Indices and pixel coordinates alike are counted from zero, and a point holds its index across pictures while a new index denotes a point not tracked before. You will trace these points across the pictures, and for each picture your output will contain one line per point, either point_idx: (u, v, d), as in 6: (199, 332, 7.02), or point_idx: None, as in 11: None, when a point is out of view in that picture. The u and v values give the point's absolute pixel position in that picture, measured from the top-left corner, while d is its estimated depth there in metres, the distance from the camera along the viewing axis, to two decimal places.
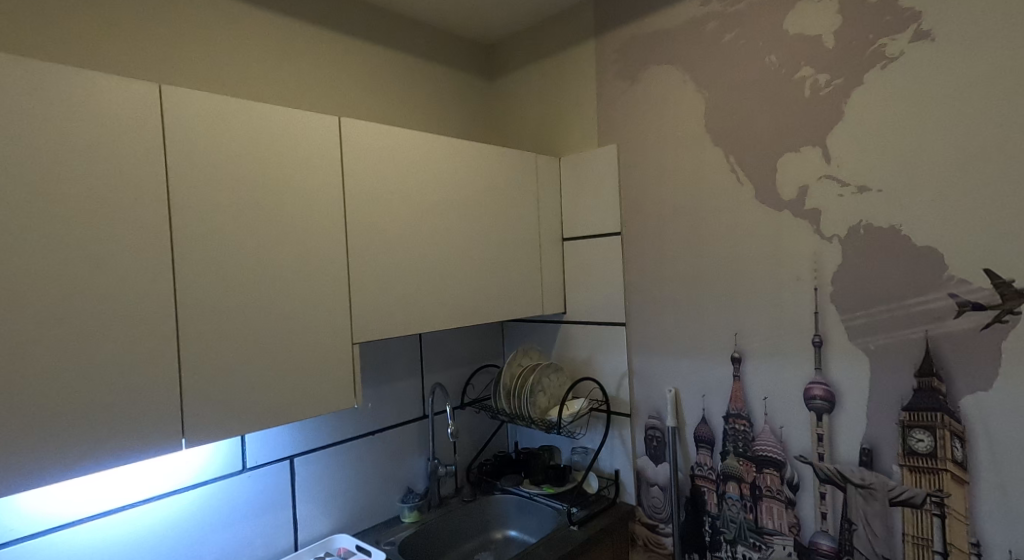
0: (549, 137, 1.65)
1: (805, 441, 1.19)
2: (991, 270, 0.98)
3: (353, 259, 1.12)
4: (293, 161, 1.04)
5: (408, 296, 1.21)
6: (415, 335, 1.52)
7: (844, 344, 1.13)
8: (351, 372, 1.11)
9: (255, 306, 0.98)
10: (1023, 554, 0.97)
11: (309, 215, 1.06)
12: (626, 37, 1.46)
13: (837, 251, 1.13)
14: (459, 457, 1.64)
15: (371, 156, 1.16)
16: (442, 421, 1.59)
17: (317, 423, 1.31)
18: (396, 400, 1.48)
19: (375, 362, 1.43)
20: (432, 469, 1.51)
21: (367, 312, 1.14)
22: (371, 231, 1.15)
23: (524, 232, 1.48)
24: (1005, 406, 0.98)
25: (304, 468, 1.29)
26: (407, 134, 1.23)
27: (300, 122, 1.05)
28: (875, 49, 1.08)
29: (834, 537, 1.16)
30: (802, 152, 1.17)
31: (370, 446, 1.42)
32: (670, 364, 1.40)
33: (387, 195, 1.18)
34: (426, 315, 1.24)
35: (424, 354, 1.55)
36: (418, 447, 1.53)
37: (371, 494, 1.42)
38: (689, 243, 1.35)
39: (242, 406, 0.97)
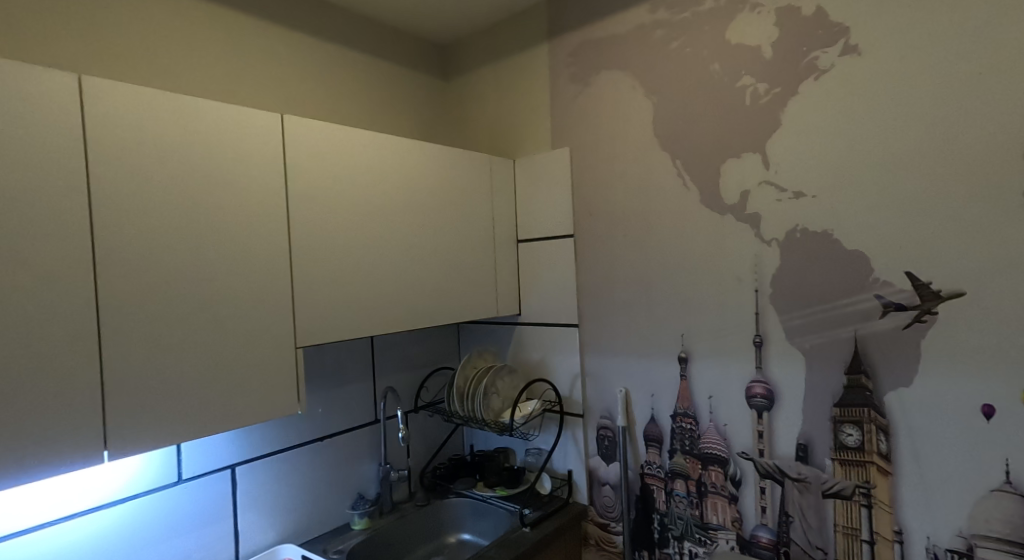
0: (503, 139, 1.65)
1: (747, 438, 1.23)
2: (912, 273, 1.04)
3: (297, 261, 1.10)
4: (235, 159, 1.01)
5: (358, 299, 1.20)
6: (367, 338, 1.50)
7: (782, 343, 1.18)
8: (295, 377, 1.09)
9: (190, 310, 0.95)
10: (939, 539, 1.03)
11: (249, 216, 1.02)
12: (577, 42, 1.47)
13: (776, 253, 1.18)
14: (413, 461, 1.63)
15: (319, 155, 1.14)
16: (394, 425, 1.58)
17: (262, 430, 1.28)
18: (346, 404, 1.45)
19: (324, 366, 1.41)
20: (383, 474, 1.49)
21: (312, 315, 1.12)
22: (316, 231, 1.13)
23: (477, 234, 1.48)
24: (925, 401, 1.04)
25: (248, 477, 1.26)
26: (357, 131, 1.21)
27: (243, 119, 1.03)
28: (809, 61, 1.12)
29: (773, 530, 1.20)
30: (743, 158, 1.21)
31: (317, 453, 1.39)
32: (621, 365, 1.43)
33: (334, 197, 1.16)
34: (375, 318, 1.23)
35: (377, 357, 1.54)
36: (369, 453, 1.51)
37: (319, 502, 1.39)
38: (638, 245, 1.38)
39: (173, 415, 0.93)
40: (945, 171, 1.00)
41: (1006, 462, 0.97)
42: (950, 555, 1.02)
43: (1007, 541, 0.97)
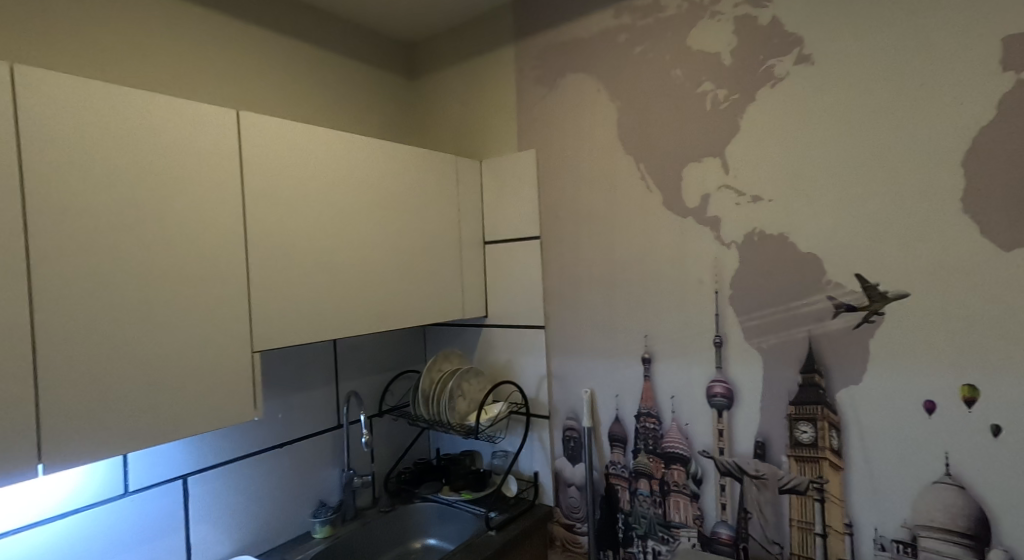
0: (469, 141, 1.65)
1: (707, 437, 1.25)
2: (862, 275, 1.07)
3: (254, 263, 1.07)
4: (188, 157, 0.99)
5: (318, 303, 1.18)
6: (329, 341, 1.48)
7: (740, 343, 1.21)
8: (251, 383, 1.06)
9: (139, 313, 0.92)
10: (886, 530, 1.07)
11: (202, 218, 1.00)
12: (543, 45, 1.48)
13: (735, 255, 1.20)
14: (377, 466, 1.61)
15: (278, 154, 1.12)
16: (358, 430, 1.55)
17: (217, 438, 1.25)
18: (308, 409, 1.43)
19: (285, 370, 1.38)
20: (346, 480, 1.47)
21: (269, 318, 1.09)
22: (274, 232, 1.11)
23: (443, 236, 1.47)
24: (874, 398, 1.07)
25: (200, 487, 1.22)
26: (318, 131, 1.19)
27: (197, 117, 1.00)
28: (765, 69, 1.16)
29: (733, 526, 1.23)
30: (703, 162, 1.23)
31: (275, 460, 1.35)
32: (586, 366, 1.44)
33: (293, 198, 1.14)
34: (336, 322, 1.21)
35: (340, 360, 1.51)
36: (331, 458, 1.48)
37: (277, 511, 1.36)
38: (603, 247, 1.39)
39: (116, 425, 0.89)
40: (893, 176, 1.04)
41: (947, 455, 1.02)
42: (896, 546, 1.06)
43: (948, 531, 1.02)
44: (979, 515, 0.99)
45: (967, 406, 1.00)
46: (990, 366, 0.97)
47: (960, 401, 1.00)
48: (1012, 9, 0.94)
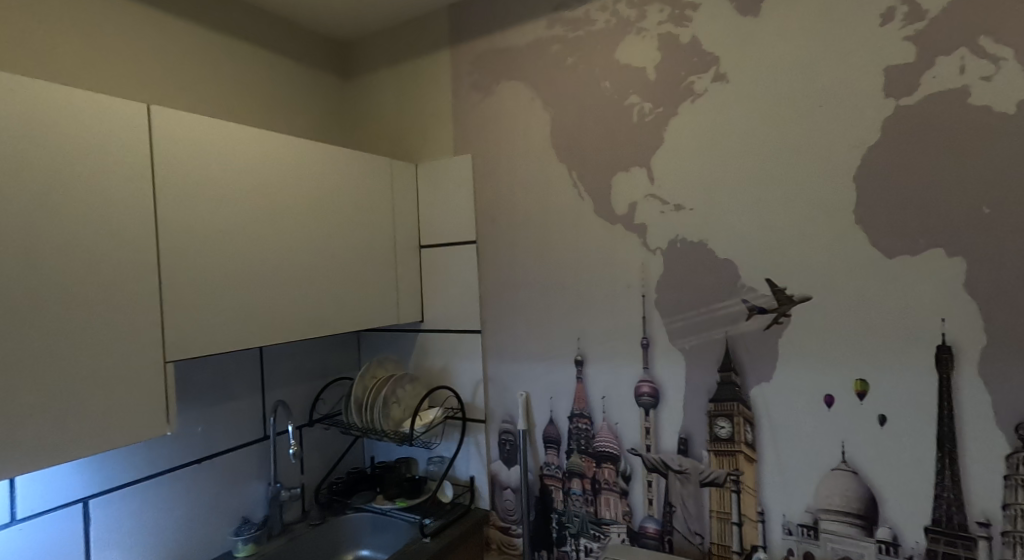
0: (403, 144, 1.64)
1: (635, 435, 1.30)
2: (771, 279, 1.15)
3: (169, 269, 1.03)
4: (95, 155, 0.93)
5: (241, 310, 1.14)
6: (255, 349, 1.43)
7: (665, 344, 1.26)
8: (165, 395, 1.02)
9: (34, 322, 0.86)
10: (794, 516, 1.15)
11: (112, 220, 0.95)
12: (477, 52, 1.50)
13: (660, 261, 1.26)
14: (308, 477, 1.58)
15: (197, 153, 1.08)
16: (286, 441, 1.51)
17: (125, 455, 1.18)
18: (231, 420, 1.38)
19: (207, 380, 1.33)
20: (272, 494, 1.43)
21: (187, 326, 1.05)
22: (193, 237, 1.07)
23: (376, 241, 1.46)
24: (782, 393, 1.15)
25: (104, 509, 1.15)
26: (242, 130, 1.16)
27: (104, 112, 0.95)
28: (687, 84, 1.22)
29: (658, 520, 1.28)
30: (631, 171, 1.29)
31: (191, 476, 1.30)
32: (521, 369, 1.46)
33: (216, 202, 1.10)
34: (261, 330, 1.18)
35: (267, 368, 1.47)
36: (256, 472, 1.44)
37: (193, 530, 1.30)
38: (536, 252, 1.42)
39: (8, 443, 0.83)
40: (799, 187, 1.12)
41: (843, 445, 1.10)
42: (801, 530, 1.14)
43: (845, 513, 1.10)
44: (870, 497, 1.09)
45: (860, 399, 1.09)
46: (878, 361, 1.07)
47: (854, 394, 1.09)
48: (897, 40, 1.04)
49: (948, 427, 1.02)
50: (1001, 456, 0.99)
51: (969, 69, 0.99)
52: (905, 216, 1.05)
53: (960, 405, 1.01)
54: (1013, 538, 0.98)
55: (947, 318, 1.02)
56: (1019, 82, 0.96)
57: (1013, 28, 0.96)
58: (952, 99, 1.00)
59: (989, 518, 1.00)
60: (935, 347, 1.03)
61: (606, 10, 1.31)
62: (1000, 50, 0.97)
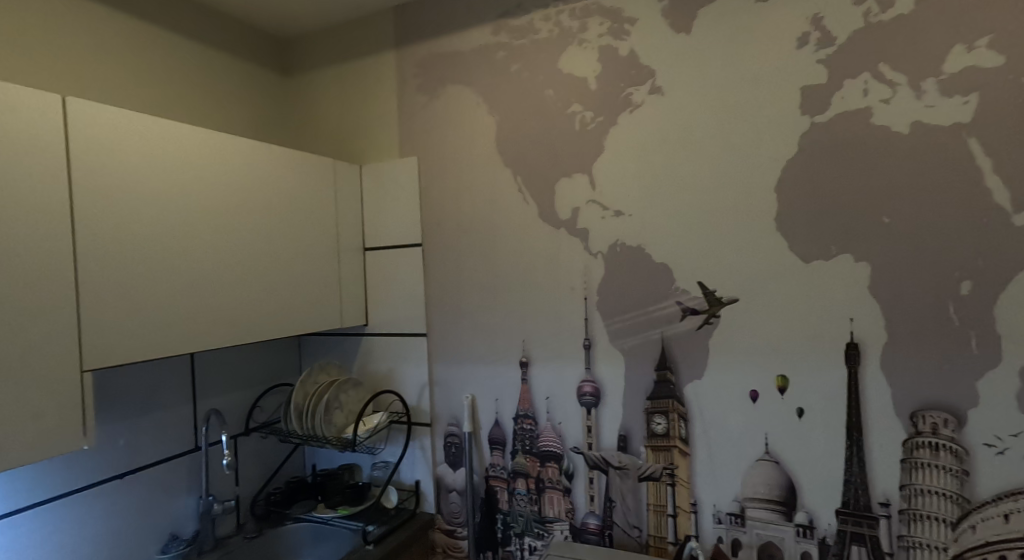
0: (348, 145, 1.63)
1: (578, 433, 1.34)
2: (703, 282, 1.22)
3: (88, 273, 0.98)
4: (5, 150, 0.88)
5: (170, 316, 1.10)
6: (186, 355, 1.39)
7: (606, 345, 1.31)
8: (82, 405, 0.97)
9: None
10: (723, 506, 1.22)
11: (23, 221, 0.90)
12: (422, 55, 1.50)
13: (601, 264, 1.30)
14: (243, 488, 1.53)
15: (119, 152, 1.03)
16: (219, 451, 1.47)
17: (36, 473, 1.11)
18: (158, 431, 1.32)
19: (133, 389, 1.27)
20: (204, 507, 1.38)
21: (110, 332, 1.01)
22: (116, 239, 1.02)
23: (318, 243, 1.44)
24: (712, 390, 1.22)
25: (11, 531, 1.08)
26: (170, 124, 1.12)
27: (16, 105, 0.90)
28: (626, 95, 1.27)
29: (599, 515, 1.32)
30: (573, 178, 1.32)
31: (112, 493, 1.24)
32: (466, 372, 1.47)
33: (143, 203, 1.07)
34: (192, 336, 1.14)
35: (199, 375, 1.42)
36: (186, 485, 1.39)
37: (113, 549, 1.24)
38: (481, 256, 1.44)
39: None
40: (728, 195, 1.19)
41: (767, 437, 1.18)
42: (730, 518, 1.21)
43: (769, 501, 1.18)
44: (790, 484, 1.16)
45: (782, 394, 1.16)
46: (796, 358, 1.15)
47: (775, 389, 1.17)
48: (811, 62, 1.12)
49: (856, 417, 1.11)
50: (899, 441, 1.09)
51: (873, 92, 1.08)
52: (819, 224, 1.13)
53: (865, 397, 1.10)
54: (909, 515, 1.09)
55: (854, 318, 1.11)
56: (911, 106, 1.05)
57: (908, 56, 1.05)
58: (858, 118, 1.09)
59: (890, 499, 1.10)
60: (844, 344, 1.12)
61: (550, 20, 1.34)
62: (897, 76, 1.06)
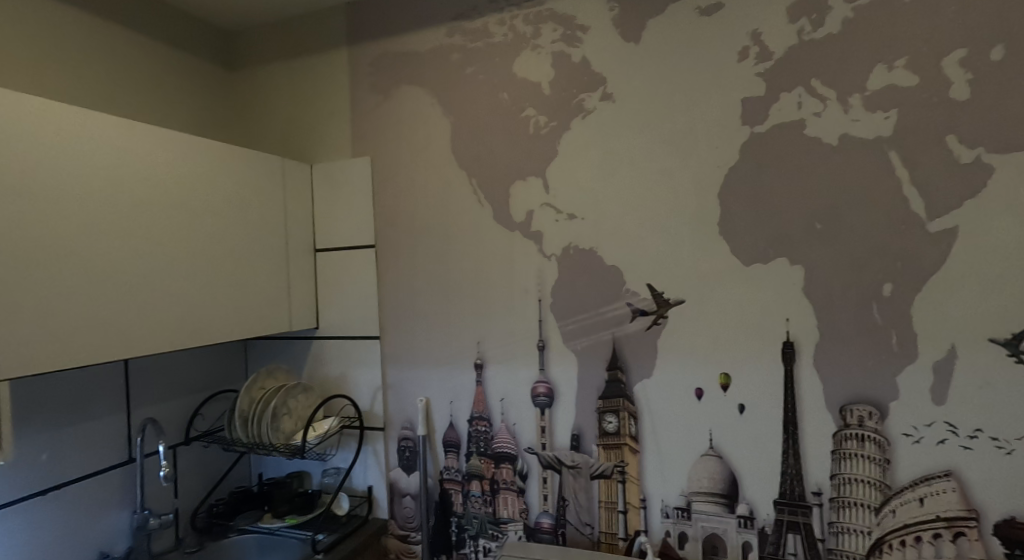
0: (298, 144, 1.59)
1: (531, 434, 1.36)
2: (652, 284, 1.25)
3: (9, 276, 0.93)
4: None
5: (103, 321, 1.06)
6: (119, 362, 1.33)
7: (559, 346, 1.33)
8: None
9: None
10: (671, 500, 1.25)
11: None
12: (375, 55, 1.49)
13: (555, 267, 1.32)
14: (183, 500, 1.48)
15: (46, 148, 0.98)
16: (155, 463, 1.41)
17: None
18: (88, 444, 1.26)
19: (60, 399, 1.21)
20: (139, 522, 1.33)
21: (35, 338, 0.96)
22: (41, 240, 0.97)
23: (266, 244, 1.41)
24: (660, 388, 1.26)
25: None
26: (103, 120, 1.07)
27: None
28: (578, 101, 1.30)
29: (552, 514, 1.34)
30: (527, 181, 1.34)
31: (36, 510, 1.17)
32: (421, 375, 1.46)
33: (73, 203, 1.02)
34: (127, 342, 1.10)
35: (134, 383, 1.36)
36: (119, 499, 1.33)
37: None
38: (434, 257, 1.44)
39: None
40: (676, 199, 1.23)
41: (711, 433, 1.22)
42: (677, 513, 1.25)
43: (713, 495, 1.23)
44: (732, 478, 1.21)
45: (725, 391, 1.21)
46: (738, 357, 1.20)
47: (719, 387, 1.21)
48: (750, 75, 1.17)
49: (793, 412, 1.17)
50: (830, 433, 1.15)
51: (808, 103, 1.14)
52: (758, 229, 1.18)
53: (800, 392, 1.16)
54: (839, 502, 1.15)
55: (790, 318, 1.17)
56: (840, 120, 1.12)
57: (837, 73, 1.12)
58: (795, 127, 1.15)
59: (823, 489, 1.16)
60: (781, 343, 1.17)
61: (503, 24, 1.35)
62: (831, 89, 1.13)
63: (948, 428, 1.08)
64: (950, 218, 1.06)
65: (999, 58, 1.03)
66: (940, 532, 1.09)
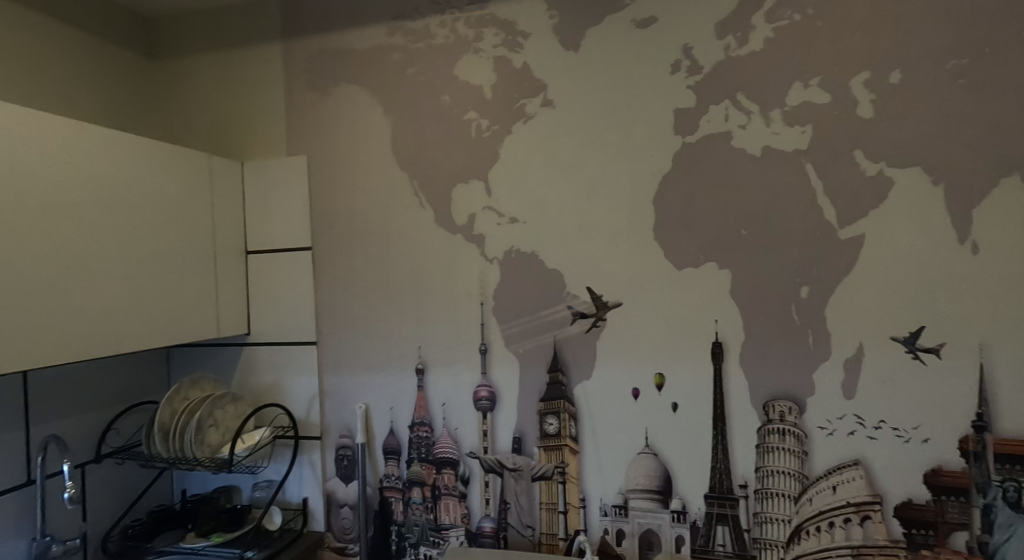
0: (227, 141, 1.52)
1: (473, 438, 1.36)
2: (591, 287, 1.29)
3: None
4: None
5: (8, 328, 0.97)
6: (18, 375, 1.21)
7: (501, 349, 1.34)
8: None
9: None
10: (609, 499, 1.29)
11: None
12: (312, 51, 1.45)
13: (497, 270, 1.33)
14: (92, 523, 1.37)
15: None
16: (59, 484, 1.29)
17: None
18: None
19: None
20: (40, 550, 1.21)
21: None
22: None
23: (192, 245, 1.33)
24: (599, 389, 1.29)
25: None
26: (9, 109, 0.98)
27: None
28: (520, 106, 1.31)
29: (494, 518, 1.35)
30: (469, 184, 1.34)
31: None
32: (359, 381, 1.43)
33: None
34: (35, 351, 1.01)
35: (36, 397, 1.25)
36: (16, 526, 1.21)
37: None
38: (374, 260, 1.41)
39: None
40: (614, 204, 1.27)
41: (647, 432, 1.27)
42: (615, 510, 1.29)
43: (649, 491, 1.27)
44: (667, 474, 1.26)
45: (660, 391, 1.26)
46: (673, 357, 1.25)
47: (654, 387, 1.26)
48: (682, 87, 1.23)
49: (722, 409, 1.23)
50: (754, 428, 1.22)
51: (735, 115, 1.21)
52: (690, 234, 1.24)
53: (728, 390, 1.23)
54: (763, 493, 1.22)
55: (718, 319, 1.23)
56: (762, 133, 1.20)
57: (760, 88, 1.20)
58: (723, 138, 1.22)
59: (748, 481, 1.23)
60: (711, 343, 1.23)
61: (445, 27, 1.35)
62: (755, 103, 1.20)
63: (857, 420, 1.17)
64: (858, 226, 1.16)
65: (897, 81, 1.13)
66: (849, 517, 1.18)
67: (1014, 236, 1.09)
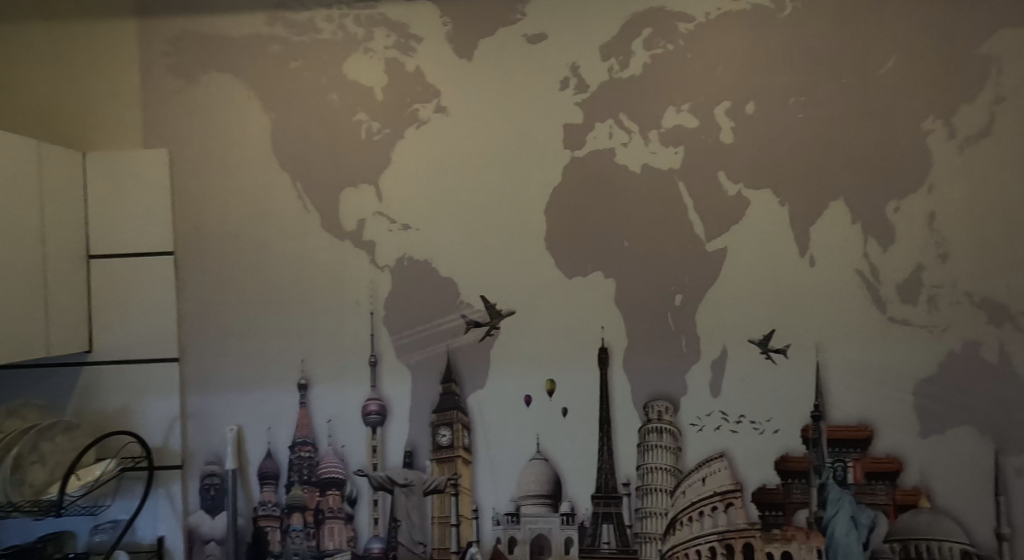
0: (62, 127, 1.30)
1: (362, 455, 1.28)
2: (485, 296, 1.28)
3: None
4: None
5: None
6: None
7: (392, 361, 1.28)
8: None
9: None
10: (502, 507, 1.28)
11: None
12: (173, 33, 1.29)
13: (387, 278, 1.28)
14: None
15: None
16: None
17: None
18: None
19: None
20: None
21: None
22: None
23: (24, 245, 1.11)
24: (491, 398, 1.28)
25: None
26: None
27: None
28: (412, 111, 1.28)
29: (383, 538, 1.28)
30: (359, 188, 1.28)
31: None
32: (231, 400, 1.29)
33: None
34: None
35: None
36: None
37: None
38: (249, 267, 1.29)
39: None
40: (507, 214, 1.28)
41: (539, 438, 1.29)
42: (507, 518, 1.29)
43: (540, 496, 1.28)
44: (557, 478, 1.29)
45: (551, 396, 1.29)
46: (564, 364, 1.29)
47: (545, 392, 1.29)
48: (571, 103, 1.28)
49: (608, 411, 1.29)
50: (635, 428, 1.29)
51: (619, 133, 1.28)
52: (580, 245, 1.28)
53: (614, 394, 1.29)
54: (643, 489, 1.29)
55: (605, 326, 1.29)
56: (643, 152, 1.28)
57: (641, 110, 1.28)
58: (608, 154, 1.28)
59: (631, 479, 1.29)
60: (598, 349, 1.29)
61: (332, 22, 1.28)
62: (637, 123, 1.28)
63: (722, 416, 1.29)
64: (723, 240, 1.28)
65: (752, 112, 1.27)
66: (716, 505, 1.29)
67: (842, 250, 1.27)
